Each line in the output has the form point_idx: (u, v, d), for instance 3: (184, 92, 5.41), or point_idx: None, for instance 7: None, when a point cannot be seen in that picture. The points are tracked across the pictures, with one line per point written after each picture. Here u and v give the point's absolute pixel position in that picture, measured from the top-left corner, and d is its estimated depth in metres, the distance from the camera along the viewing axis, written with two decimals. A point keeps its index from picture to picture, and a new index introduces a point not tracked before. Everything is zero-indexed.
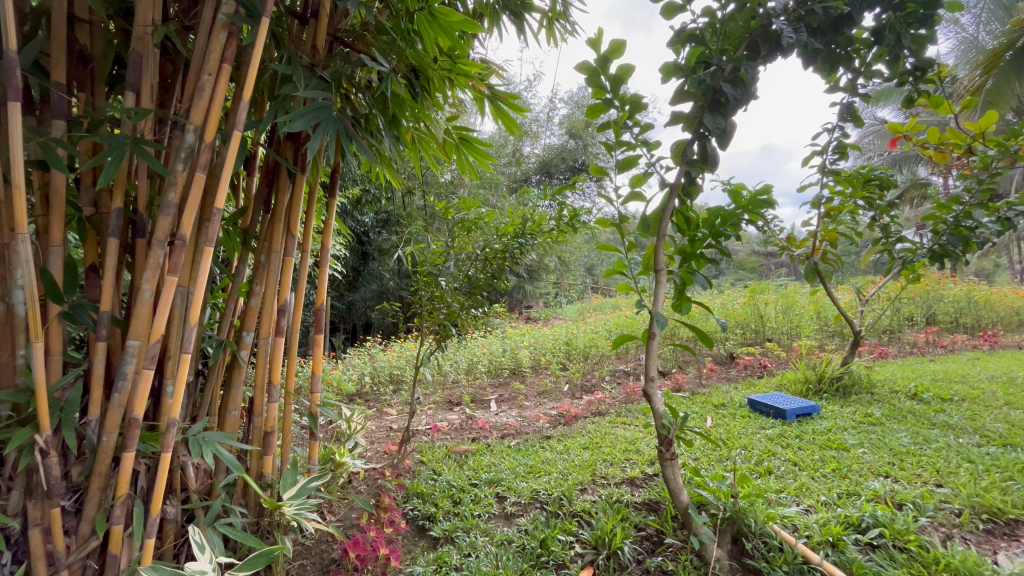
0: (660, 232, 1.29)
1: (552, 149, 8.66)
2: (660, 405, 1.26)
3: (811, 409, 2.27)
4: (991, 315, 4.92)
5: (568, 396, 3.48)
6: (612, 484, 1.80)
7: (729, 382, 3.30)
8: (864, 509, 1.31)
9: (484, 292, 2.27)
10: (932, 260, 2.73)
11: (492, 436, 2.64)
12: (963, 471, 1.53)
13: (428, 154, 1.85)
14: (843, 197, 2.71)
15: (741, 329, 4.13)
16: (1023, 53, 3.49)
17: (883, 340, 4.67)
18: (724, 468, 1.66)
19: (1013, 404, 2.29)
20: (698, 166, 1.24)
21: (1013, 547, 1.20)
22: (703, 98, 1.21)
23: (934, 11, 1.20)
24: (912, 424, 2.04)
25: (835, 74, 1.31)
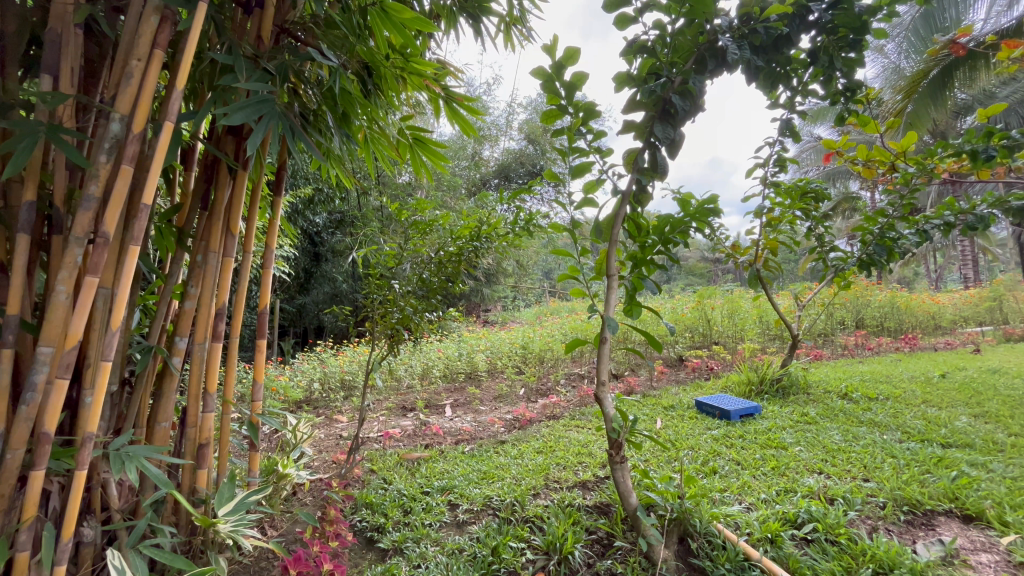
0: (612, 237, 1.31)
1: (510, 153, 8.70)
2: (610, 408, 1.27)
3: (753, 409, 2.37)
4: (911, 319, 5.35)
5: (523, 400, 3.48)
6: (565, 488, 1.80)
7: (679, 384, 3.41)
8: (800, 505, 1.38)
9: (438, 296, 2.23)
10: (861, 268, 2.94)
11: (445, 442, 2.60)
12: (887, 466, 1.64)
13: (380, 155, 1.80)
14: (782, 208, 2.87)
15: (690, 333, 4.30)
16: (938, 80, 3.85)
17: (818, 342, 4.97)
18: (672, 469, 1.70)
19: (930, 402, 2.48)
20: (648, 175, 1.27)
21: (929, 535, 1.28)
22: (654, 108, 1.24)
23: (862, 37, 1.29)
24: (843, 422, 2.18)
25: (775, 91, 1.37)
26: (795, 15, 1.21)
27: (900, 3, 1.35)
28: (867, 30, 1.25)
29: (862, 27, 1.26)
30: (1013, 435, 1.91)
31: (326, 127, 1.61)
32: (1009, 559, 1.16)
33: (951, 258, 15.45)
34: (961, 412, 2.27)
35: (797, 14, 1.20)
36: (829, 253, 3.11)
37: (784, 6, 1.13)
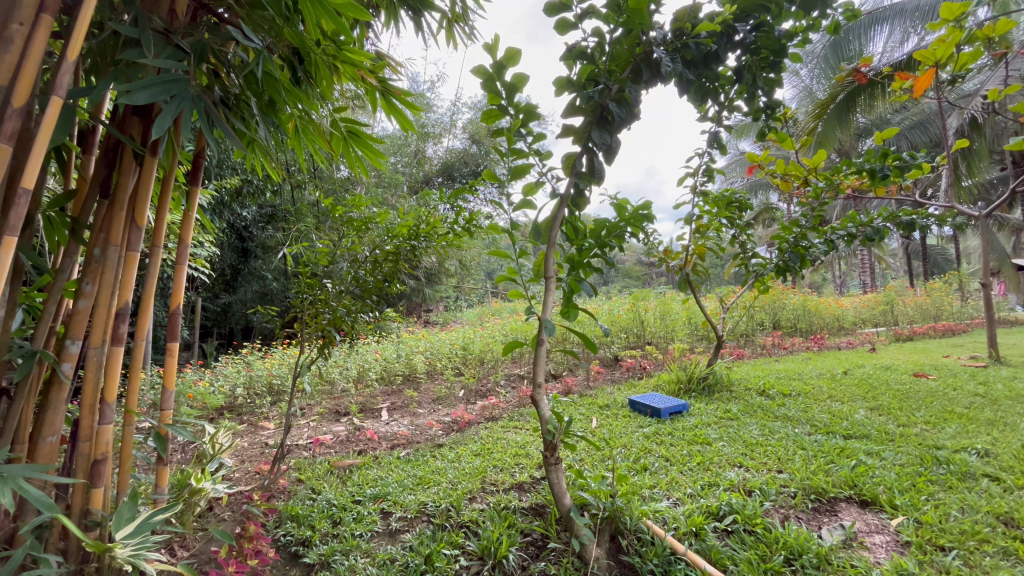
0: (550, 239, 1.30)
1: (454, 153, 8.62)
2: (546, 410, 1.26)
3: (682, 407, 2.49)
4: (820, 320, 5.86)
5: (462, 401, 3.45)
6: (501, 491, 1.79)
7: (614, 383, 3.52)
8: (722, 498, 1.45)
9: (374, 296, 2.14)
10: (778, 274, 3.11)
11: (379, 448, 2.51)
12: (798, 458, 1.77)
13: (311, 147, 1.69)
14: (710, 216, 3.04)
15: (626, 334, 4.43)
16: (844, 105, 4.25)
17: (740, 342, 5.33)
18: (606, 468, 1.74)
19: (835, 397, 2.72)
20: (586, 179, 1.28)
21: (832, 520, 1.39)
22: (592, 114, 1.25)
23: (781, 59, 1.37)
24: (761, 417, 2.33)
25: (705, 105, 1.44)
26: (723, 34, 1.26)
27: (814, 31, 1.46)
28: (785, 53, 1.33)
29: (781, 50, 1.34)
30: (901, 425, 2.13)
31: (250, 113, 1.49)
32: (897, 539, 1.28)
33: (853, 266, 17.19)
34: (860, 405, 2.50)
35: (724, 33, 1.26)
36: (750, 259, 3.29)
37: (713, 25, 1.18)
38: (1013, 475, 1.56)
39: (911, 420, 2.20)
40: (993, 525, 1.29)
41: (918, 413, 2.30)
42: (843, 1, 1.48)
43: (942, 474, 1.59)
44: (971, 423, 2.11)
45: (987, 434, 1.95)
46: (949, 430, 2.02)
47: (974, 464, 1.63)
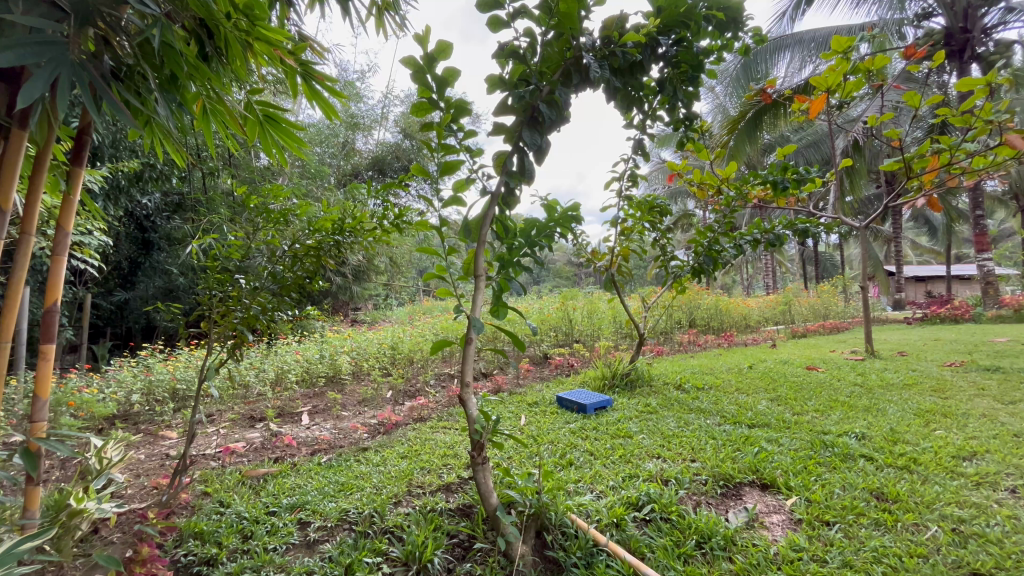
0: (480, 238, 1.28)
1: (385, 146, 8.40)
2: (474, 410, 1.24)
3: (606, 402, 2.58)
4: (729, 319, 6.37)
5: (390, 402, 3.34)
6: (427, 493, 1.75)
7: (542, 381, 3.58)
8: (641, 489, 1.52)
9: (293, 294, 2.00)
10: (693, 275, 3.29)
11: (298, 454, 2.36)
12: (709, 447, 1.90)
13: (220, 130, 1.55)
14: (634, 219, 3.19)
15: (555, 332, 4.52)
16: (753, 122, 4.65)
17: (659, 339, 5.64)
18: (533, 465, 1.77)
19: (741, 390, 2.95)
20: (516, 178, 1.27)
21: (737, 503, 1.50)
22: (523, 114, 1.25)
23: (699, 75, 1.46)
24: (677, 410, 2.48)
25: (630, 112, 1.49)
26: (648, 45, 1.32)
27: (727, 50, 1.56)
28: (702, 69, 1.42)
29: (699, 65, 1.42)
30: (796, 414, 2.36)
31: (147, 88, 1.33)
32: (792, 517, 1.41)
33: (757, 269, 18.85)
34: (763, 396, 2.74)
35: (649, 44, 1.31)
36: (670, 262, 3.44)
37: (638, 36, 1.23)
38: (883, 454, 1.77)
39: (804, 409, 2.44)
40: (868, 500, 1.45)
41: (810, 402, 2.56)
42: (753, 25, 1.61)
43: (828, 456, 1.78)
44: (851, 410, 2.39)
45: (864, 419, 2.21)
46: (834, 417, 2.27)
47: (853, 446, 1.84)
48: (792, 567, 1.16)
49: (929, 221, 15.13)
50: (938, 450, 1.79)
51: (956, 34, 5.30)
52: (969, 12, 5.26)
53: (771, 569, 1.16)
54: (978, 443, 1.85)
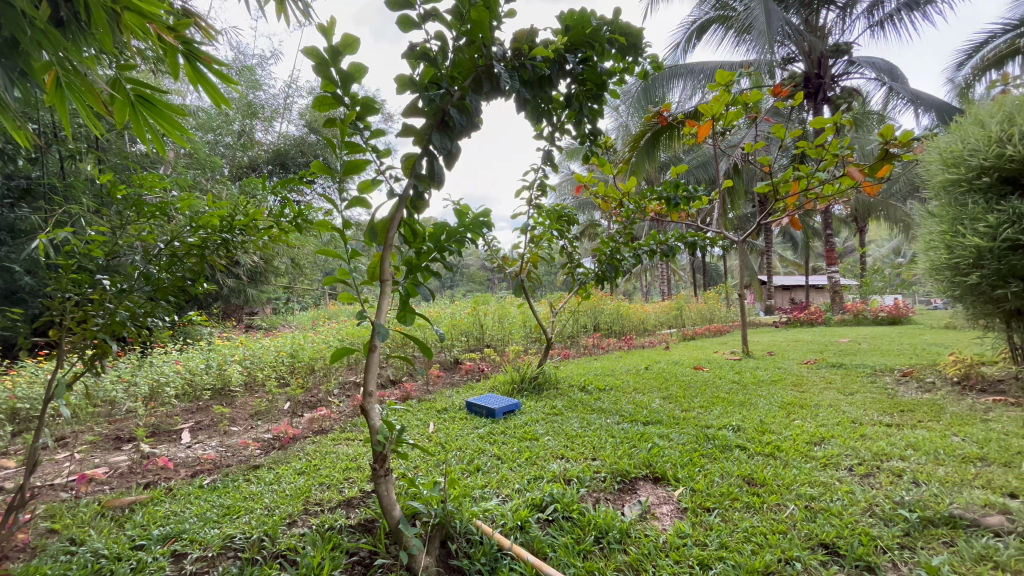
0: (387, 242, 1.22)
1: (288, 139, 7.94)
2: (376, 420, 1.18)
3: (514, 406, 2.62)
4: (629, 323, 6.81)
5: (287, 415, 3.11)
6: (326, 510, 1.65)
7: (452, 387, 3.55)
8: (545, 490, 1.56)
9: (170, 297, 1.78)
10: (597, 282, 3.43)
11: (175, 478, 2.09)
12: (608, 445, 2.01)
13: (79, 109, 1.25)
14: (543, 227, 3.29)
15: (465, 337, 4.50)
16: (652, 141, 5.05)
17: (566, 343, 5.86)
18: (440, 473, 1.74)
19: (638, 389, 3.16)
20: (425, 182, 1.23)
21: (632, 497, 1.60)
22: (434, 117, 1.22)
23: (602, 93, 1.55)
24: (580, 411, 2.60)
25: (538, 124, 1.54)
26: (556, 61, 1.37)
27: (628, 73, 1.67)
28: (605, 89, 1.51)
29: (602, 85, 1.51)
30: (684, 410, 2.59)
31: None
32: (678, 506, 1.53)
33: (653, 276, 20.41)
34: (656, 395, 2.96)
35: (556, 60, 1.37)
36: (576, 269, 3.55)
37: (546, 51, 1.27)
38: (754, 444, 2.00)
39: (691, 405, 2.68)
40: (741, 485, 1.62)
41: (696, 399, 2.82)
42: (650, 53, 1.74)
43: (710, 448, 1.96)
44: (729, 405, 2.66)
45: (739, 413, 2.48)
46: (716, 412, 2.52)
47: (730, 438, 2.05)
48: (678, 553, 1.26)
49: (792, 238, 17.47)
50: (796, 437, 2.06)
51: (812, 78, 6.24)
52: (822, 61, 6.23)
53: (661, 556, 1.25)
54: (825, 429, 2.16)
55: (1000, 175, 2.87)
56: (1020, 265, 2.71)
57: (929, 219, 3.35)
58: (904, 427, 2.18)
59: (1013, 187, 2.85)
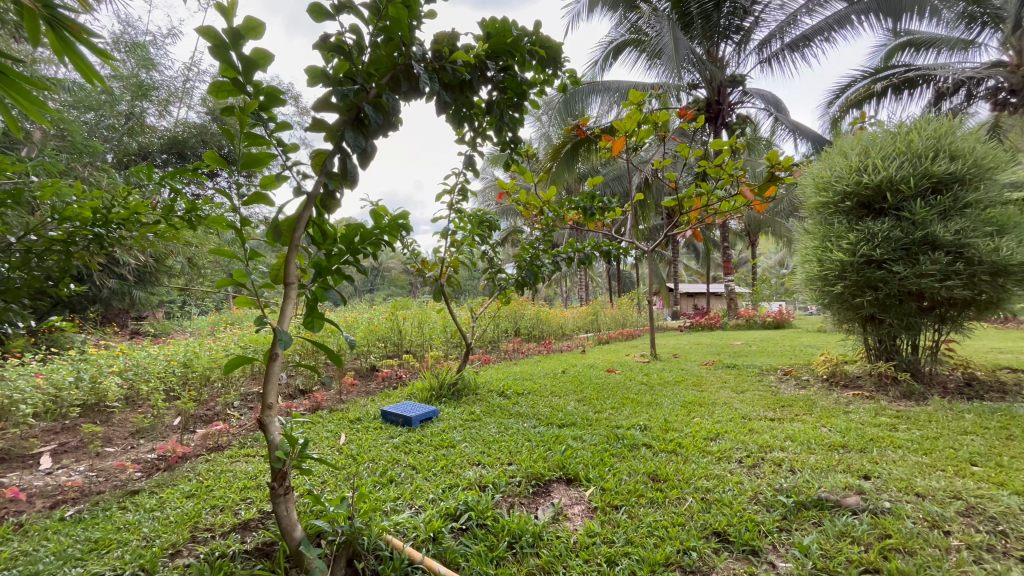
0: (292, 242, 1.13)
1: (189, 128, 7.32)
2: (276, 434, 1.08)
3: (431, 413, 2.56)
4: (548, 328, 6.99)
5: (176, 431, 2.79)
6: (218, 536, 1.49)
7: (367, 395, 3.41)
8: (460, 498, 1.53)
9: (23, 300, 1.52)
10: (516, 287, 3.47)
11: (29, 511, 1.78)
12: (524, 449, 2.03)
13: None
14: (464, 232, 3.27)
15: (383, 343, 4.35)
16: (571, 151, 5.30)
17: (487, 348, 5.88)
18: (349, 487, 1.66)
19: (554, 393, 3.24)
20: (337, 180, 1.16)
21: (546, 500, 1.63)
22: (347, 114, 1.15)
23: (522, 102, 1.57)
24: (498, 416, 2.61)
25: (459, 128, 1.52)
26: (476, 67, 1.37)
27: (548, 86, 1.71)
28: (525, 98, 1.53)
29: (522, 95, 1.53)
30: (596, 412, 2.70)
31: None
32: (589, 506, 1.58)
33: (572, 281, 21.23)
34: (571, 398, 3.05)
35: (477, 66, 1.37)
36: (497, 274, 3.56)
37: (467, 55, 1.26)
38: (658, 442, 2.13)
39: (603, 407, 2.80)
40: (646, 482, 1.72)
41: (608, 401, 2.94)
42: (568, 68, 1.80)
43: (620, 447, 2.06)
44: (638, 405, 2.82)
45: (646, 413, 2.63)
46: (625, 412, 2.66)
47: (637, 437, 2.17)
48: (587, 552, 1.30)
49: (695, 248, 19.04)
50: (696, 433, 2.22)
51: (713, 104, 6.86)
52: (721, 89, 6.87)
53: (571, 556, 1.28)
54: (720, 425, 2.36)
55: (858, 200, 3.33)
56: (873, 277, 3.17)
57: (805, 236, 3.80)
58: (784, 421, 2.45)
59: (868, 211, 3.33)
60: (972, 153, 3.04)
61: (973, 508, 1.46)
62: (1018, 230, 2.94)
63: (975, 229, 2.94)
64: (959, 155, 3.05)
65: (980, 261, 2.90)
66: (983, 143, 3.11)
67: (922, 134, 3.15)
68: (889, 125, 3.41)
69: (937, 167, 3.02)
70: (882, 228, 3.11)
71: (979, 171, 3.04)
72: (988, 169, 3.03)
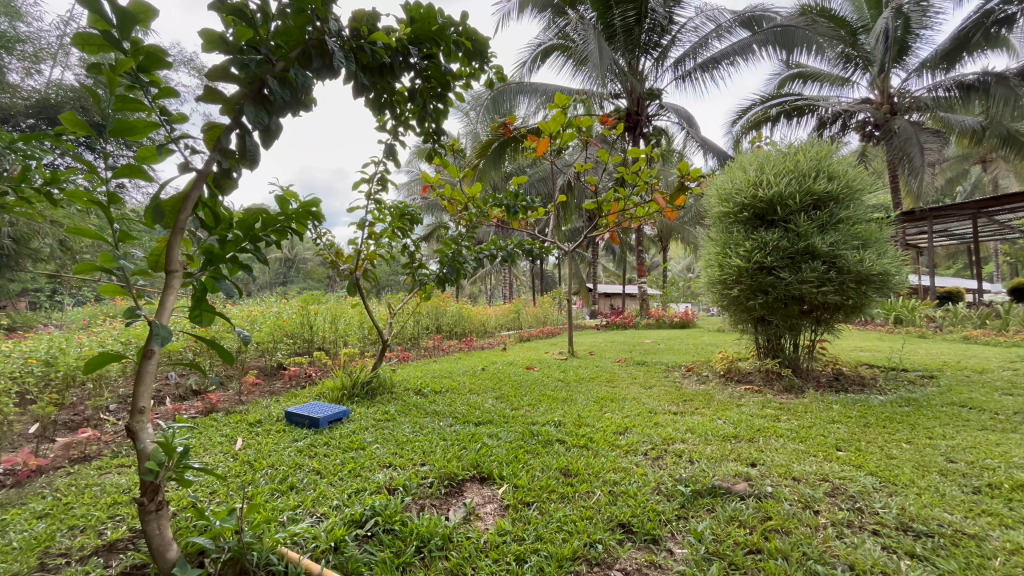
0: (177, 224, 0.97)
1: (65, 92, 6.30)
2: (149, 443, 0.93)
3: (341, 414, 2.42)
4: (469, 325, 6.96)
5: (30, 441, 2.39)
6: (74, 562, 1.29)
7: (271, 396, 3.16)
8: (366, 503, 1.46)
9: None
10: (437, 283, 3.38)
11: None
12: (438, 449, 1.98)
13: None
14: (384, 224, 3.12)
15: (292, 339, 4.06)
16: (498, 150, 5.38)
17: (407, 345, 5.72)
18: (242, 496, 1.51)
19: (473, 391, 3.22)
20: (234, 159, 1.01)
21: (458, 500, 1.60)
22: (248, 86, 1.01)
23: (446, 93, 1.52)
24: (414, 416, 2.53)
25: (378, 112, 1.43)
26: (398, 51, 1.28)
27: (473, 79, 1.67)
28: (449, 89, 1.48)
29: (447, 85, 1.48)
30: (513, 408, 2.72)
31: None
32: (501, 504, 1.57)
33: (495, 279, 21.41)
34: (490, 396, 3.05)
35: (399, 51, 1.29)
36: (417, 269, 3.44)
37: (387, 38, 1.18)
38: (571, 437, 2.19)
39: (520, 403, 2.83)
40: (558, 477, 1.75)
41: (525, 398, 2.97)
42: (495, 63, 1.77)
43: (534, 444, 2.08)
44: (554, 402, 2.88)
45: (561, 409, 2.69)
46: (541, 409, 2.69)
47: (551, 433, 2.21)
48: (497, 551, 1.29)
49: (612, 251, 20.04)
50: (606, 428, 2.31)
51: (632, 114, 7.26)
52: (640, 101, 7.27)
53: (480, 557, 1.27)
54: (628, 420, 2.48)
55: (753, 212, 3.66)
56: (764, 282, 3.49)
57: (708, 242, 4.10)
58: (685, 414, 2.63)
59: (761, 222, 3.67)
60: (845, 176, 3.47)
61: (838, 488, 1.65)
62: (878, 245, 3.41)
63: (845, 242, 3.36)
64: (836, 176, 3.47)
65: (848, 271, 3.31)
66: (854, 167, 3.56)
67: (807, 156, 3.53)
68: (781, 146, 3.79)
69: (818, 186, 3.41)
70: (773, 238, 3.45)
71: (850, 192, 3.48)
72: (857, 190, 3.48)
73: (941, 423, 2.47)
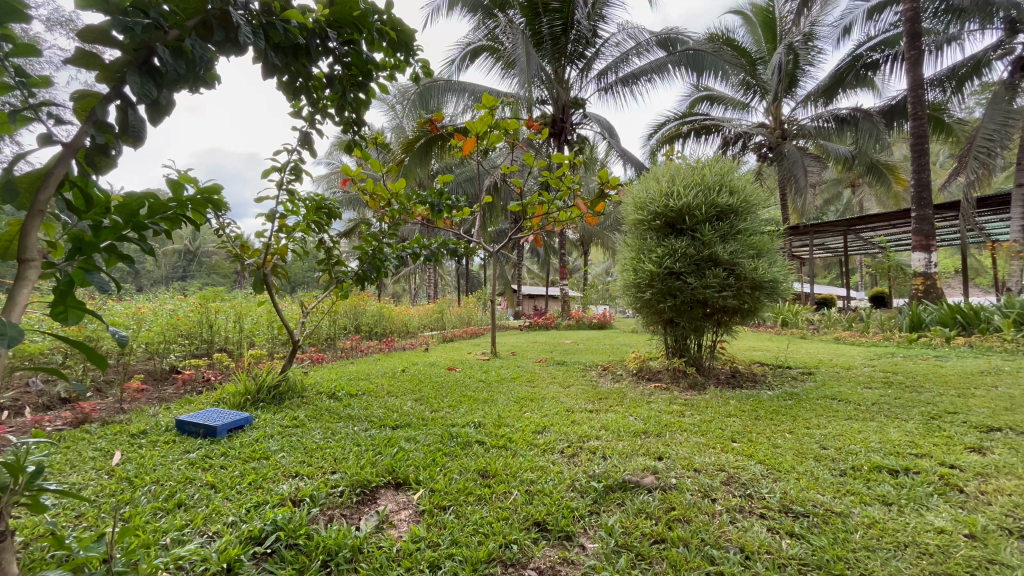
0: (34, 203, 0.81)
1: None
2: None
3: (243, 421, 2.22)
4: (389, 325, 6.74)
5: None
6: None
7: (160, 403, 2.83)
8: (267, 517, 1.35)
9: None
10: (356, 281, 3.23)
11: None
12: (351, 455, 1.88)
13: None
14: (297, 217, 2.92)
15: (188, 340, 3.67)
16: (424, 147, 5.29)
17: (321, 346, 5.42)
18: (116, 519, 1.33)
19: (391, 393, 3.12)
20: (112, 135, 0.87)
21: (371, 508, 1.52)
22: (134, 52, 0.87)
23: (368, 82, 1.44)
24: (325, 421, 2.39)
25: (293, 96, 1.32)
26: (315, 33, 1.19)
27: (398, 71, 1.61)
28: (371, 79, 1.41)
29: (369, 75, 1.41)
30: (433, 411, 2.66)
31: None
32: (416, 510, 1.52)
33: (419, 279, 21.02)
34: (409, 398, 2.96)
35: (316, 33, 1.19)
36: (334, 266, 3.26)
37: (302, 17, 1.09)
38: (490, 437, 2.19)
39: (440, 405, 2.78)
40: (475, 479, 1.73)
41: (445, 399, 2.93)
42: (421, 57, 1.72)
43: (453, 446, 2.05)
44: (474, 402, 2.86)
45: (481, 410, 2.67)
46: (461, 410, 2.66)
47: (470, 434, 2.20)
48: (410, 559, 1.24)
49: (536, 253, 20.53)
50: (525, 428, 2.34)
51: (557, 121, 7.48)
52: (565, 109, 7.50)
53: (392, 566, 1.21)
54: (547, 419, 2.53)
55: (665, 220, 3.91)
56: (673, 286, 3.74)
57: (625, 248, 4.31)
58: (599, 412, 2.73)
59: (672, 230, 3.92)
60: (744, 191, 3.81)
61: (732, 477, 1.80)
62: (769, 254, 3.78)
63: (743, 251, 3.69)
64: (736, 191, 3.81)
65: (745, 277, 3.64)
66: (751, 184, 3.93)
67: (713, 171, 3.84)
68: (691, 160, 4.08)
69: (720, 200, 3.72)
70: (683, 245, 3.70)
71: (748, 206, 3.83)
72: (753, 205, 3.84)
73: (818, 415, 2.79)
